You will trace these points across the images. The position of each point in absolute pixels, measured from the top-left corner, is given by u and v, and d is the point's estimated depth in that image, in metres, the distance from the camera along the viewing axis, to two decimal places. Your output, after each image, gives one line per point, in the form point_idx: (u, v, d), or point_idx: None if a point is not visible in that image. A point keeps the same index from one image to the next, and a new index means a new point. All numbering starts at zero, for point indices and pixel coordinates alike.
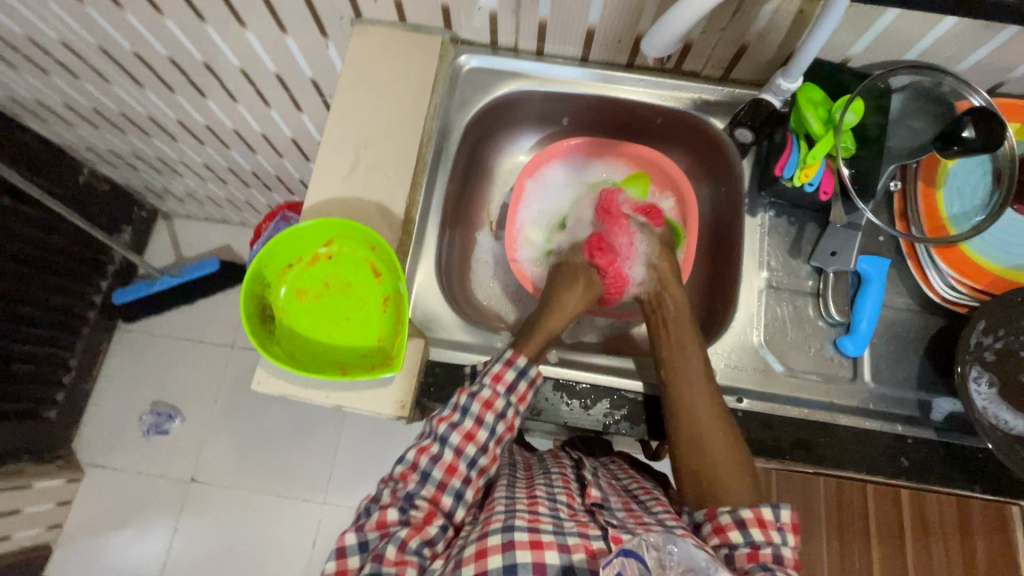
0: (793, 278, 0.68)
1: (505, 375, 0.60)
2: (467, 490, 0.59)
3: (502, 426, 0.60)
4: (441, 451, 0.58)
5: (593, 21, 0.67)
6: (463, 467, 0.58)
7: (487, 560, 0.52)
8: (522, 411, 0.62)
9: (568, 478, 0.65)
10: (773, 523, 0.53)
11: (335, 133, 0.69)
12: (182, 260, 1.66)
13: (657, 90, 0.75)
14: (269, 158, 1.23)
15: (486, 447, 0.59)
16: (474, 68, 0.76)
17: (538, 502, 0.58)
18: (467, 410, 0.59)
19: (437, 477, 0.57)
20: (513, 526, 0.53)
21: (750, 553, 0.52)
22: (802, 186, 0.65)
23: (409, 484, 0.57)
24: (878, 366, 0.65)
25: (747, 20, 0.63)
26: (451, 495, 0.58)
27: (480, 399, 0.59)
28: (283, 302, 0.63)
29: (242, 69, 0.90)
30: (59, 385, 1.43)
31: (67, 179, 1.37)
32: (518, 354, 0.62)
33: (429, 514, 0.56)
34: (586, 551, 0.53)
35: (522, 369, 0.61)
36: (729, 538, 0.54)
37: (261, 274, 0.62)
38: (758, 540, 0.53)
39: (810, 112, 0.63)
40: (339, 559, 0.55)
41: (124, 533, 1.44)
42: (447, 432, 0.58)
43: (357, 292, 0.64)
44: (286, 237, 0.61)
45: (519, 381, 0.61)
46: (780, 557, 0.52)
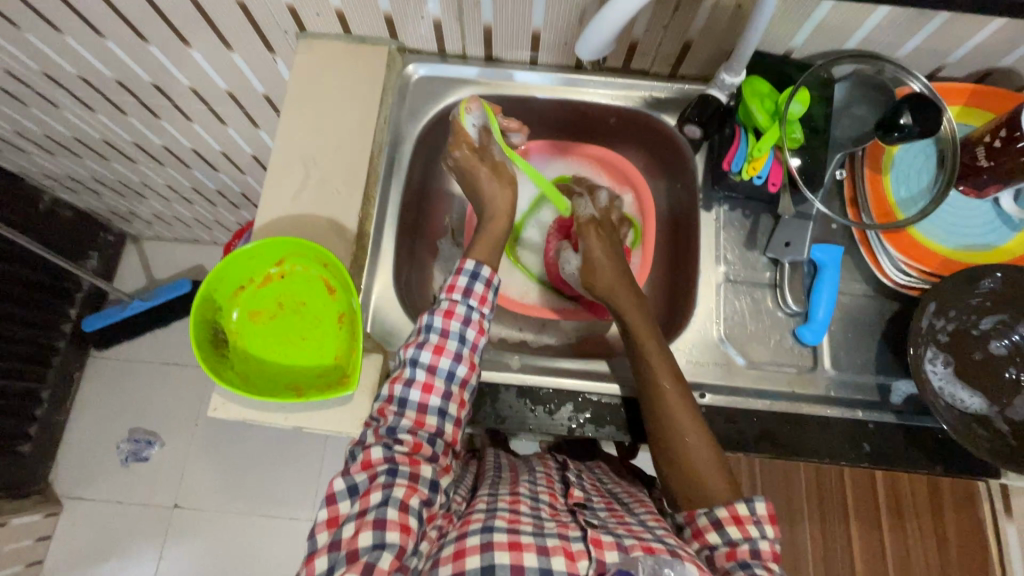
0: (750, 270, 0.68)
1: (459, 283, 0.62)
2: (450, 406, 0.59)
3: (472, 332, 0.61)
4: (414, 374, 0.58)
5: (537, 25, 0.67)
6: (441, 382, 0.58)
7: (464, 561, 0.51)
8: (487, 315, 0.63)
9: (552, 479, 0.66)
10: (750, 518, 0.53)
11: (284, 149, 0.68)
12: (154, 283, 1.63)
13: (607, 90, 0.75)
14: (231, 175, 1.22)
15: (461, 356, 0.59)
16: (424, 77, 0.76)
17: (519, 502, 0.58)
18: (430, 326, 0.60)
19: (416, 399, 0.58)
20: (492, 527, 0.53)
21: (728, 553, 0.53)
22: (752, 179, 0.66)
23: (389, 419, 0.57)
24: (837, 353, 0.65)
25: (687, 17, 0.63)
26: (434, 415, 0.58)
27: (442, 311, 0.60)
28: (236, 325, 0.63)
29: (193, 89, 0.89)
30: (31, 418, 1.39)
31: (27, 208, 1.33)
32: (466, 260, 0.64)
33: (416, 447, 0.56)
34: (565, 553, 0.52)
35: (474, 273, 0.63)
36: (708, 541, 0.54)
37: (212, 297, 0.61)
38: (735, 538, 0.53)
39: (755, 105, 0.63)
40: (330, 508, 0.54)
41: (108, 564, 1.41)
42: (417, 352, 0.59)
43: (312, 310, 0.64)
44: (234, 259, 0.60)
45: (473, 284, 0.62)
46: (758, 552, 0.52)
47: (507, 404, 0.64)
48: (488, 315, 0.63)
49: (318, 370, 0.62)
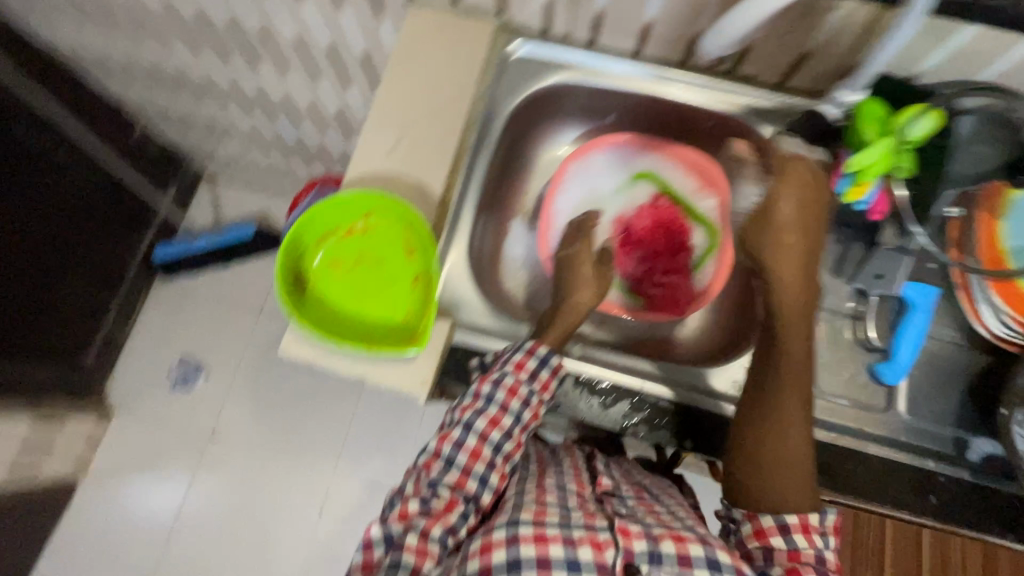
0: (832, 297, 0.66)
1: (527, 363, 0.59)
2: (492, 476, 0.59)
3: (529, 413, 0.60)
4: (465, 437, 0.58)
5: (651, 16, 0.66)
6: (488, 452, 0.58)
7: (491, 555, 0.52)
8: (546, 400, 0.61)
9: (579, 468, 0.66)
10: (817, 528, 0.53)
11: (382, 108, 0.69)
12: (221, 223, 1.71)
13: (707, 93, 0.73)
14: (313, 130, 1.26)
15: (511, 433, 0.59)
16: (526, 55, 0.75)
17: (546, 493, 0.58)
18: (491, 398, 0.59)
19: (461, 462, 0.58)
20: (518, 521, 0.53)
21: (790, 555, 0.52)
22: (852, 204, 0.62)
23: (432, 473, 0.57)
24: (914, 397, 0.62)
25: (812, 27, 0.60)
26: (476, 481, 0.58)
27: (505, 387, 0.58)
28: (317, 270, 0.65)
29: (298, 40, 0.91)
30: (97, 331, 1.49)
31: (122, 135, 1.41)
32: (539, 344, 0.60)
33: (451, 503, 0.56)
34: (592, 543, 0.52)
35: (544, 359, 0.60)
36: (769, 542, 0.53)
37: (298, 240, 0.63)
38: (801, 545, 0.52)
39: (868, 128, 0.60)
40: (364, 553, 0.56)
41: (144, 478, 1.49)
42: (472, 418, 0.58)
43: (390, 266, 0.65)
44: (326, 207, 0.62)
45: (541, 370, 0.59)
46: (824, 561, 0.52)
47: (563, 390, 0.64)
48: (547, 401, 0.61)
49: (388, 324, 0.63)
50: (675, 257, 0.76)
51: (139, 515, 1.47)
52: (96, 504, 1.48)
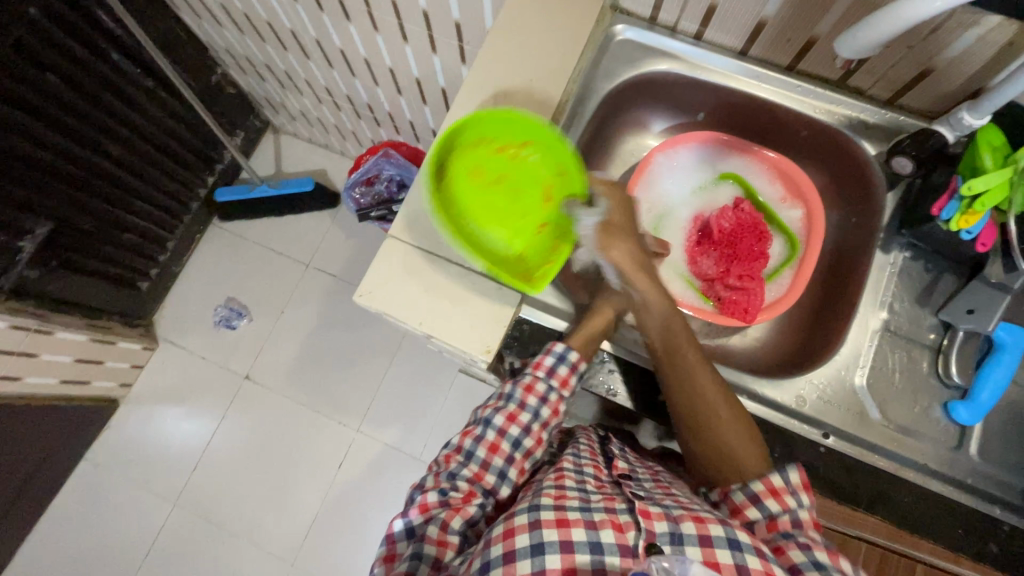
0: (915, 327, 0.64)
1: (544, 362, 0.61)
2: (511, 470, 0.61)
3: (547, 411, 0.61)
4: (483, 432, 0.61)
5: (767, 14, 0.64)
6: (507, 446, 0.60)
7: (514, 540, 0.51)
8: (567, 397, 0.62)
9: (595, 450, 0.65)
10: (785, 490, 0.53)
11: (479, 76, 0.70)
12: (281, 175, 1.75)
13: (810, 100, 0.71)
14: (387, 93, 1.27)
15: (530, 429, 0.61)
16: (627, 39, 0.74)
17: (564, 476, 0.58)
18: (510, 395, 0.61)
19: (481, 456, 0.60)
20: (539, 505, 0.53)
21: (769, 525, 0.53)
22: (957, 232, 0.59)
23: (452, 465, 0.60)
24: (985, 441, 0.60)
25: (943, 42, 0.58)
26: (495, 474, 0.60)
27: (523, 385, 0.61)
28: (461, 170, 0.66)
29: (393, 1, 0.92)
30: (155, 262, 1.55)
31: (203, 76, 1.46)
32: (557, 341, 0.62)
33: (469, 494, 0.58)
34: (613, 525, 0.52)
35: (561, 355, 0.61)
36: (747, 517, 0.54)
37: (461, 136, 0.63)
38: (774, 510, 0.53)
39: (987, 154, 0.57)
40: (389, 544, 0.59)
41: (180, 407, 1.56)
42: (491, 415, 0.61)
43: (527, 202, 0.69)
44: (506, 119, 0.62)
45: (559, 366, 0.61)
46: (799, 522, 0.52)
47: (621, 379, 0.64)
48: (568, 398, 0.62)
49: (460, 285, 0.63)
50: (751, 263, 0.72)
51: (171, 441, 1.54)
52: (133, 424, 1.55)
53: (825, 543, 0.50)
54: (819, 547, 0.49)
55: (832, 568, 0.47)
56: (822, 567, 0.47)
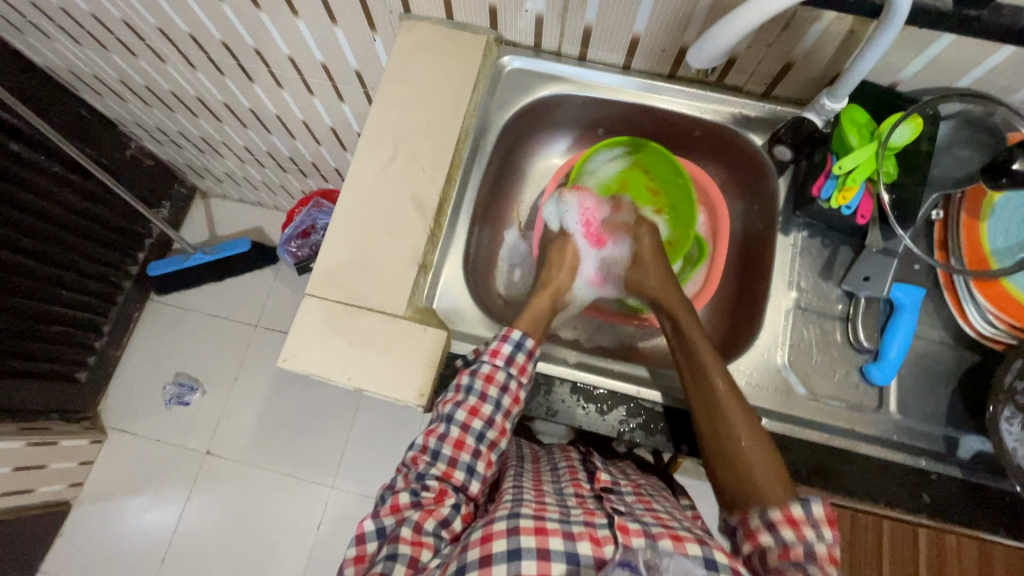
0: (823, 300, 0.67)
1: (502, 350, 0.61)
2: (479, 464, 0.60)
3: (508, 400, 0.61)
4: (447, 430, 0.59)
5: (638, 30, 0.67)
6: (472, 441, 0.60)
7: (491, 546, 0.50)
8: (525, 384, 0.62)
9: (576, 470, 0.65)
10: (805, 521, 0.50)
11: (376, 123, 0.70)
12: (216, 239, 1.70)
13: (697, 102, 0.75)
14: (308, 145, 1.26)
15: (493, 420, 0.60)
16: (516, 69, 0.77)
17: (544, 494, 0.57)
18: (470, 388, 0.60)
19: (447, 454, 0.59)
20: (519, 513, 0.52)
21: (781, 554, 0.50)
22: (839, 209, 0.64)
23: (420, 466, 0.59)
24: (904, 398, 0.64)
25: (796, 37, 0.62)
26: (463, 470, 0.59)
27: (481, 375, 0.60)
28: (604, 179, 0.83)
29: (291, 58, 0.92)
30: (91, 349, 1.48)
31: (116, 153, 1.42)
32: (512, 329, 0.63)
33: (440, 493, 0.58)
34: (591, 538, 0.51)
35: (519, 343, 0.62)
36: (760, 542, 0.51)
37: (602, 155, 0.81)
38: (789, 540, 0.49)
39: (853, 134, 0.63)
40: (358, 546, 0.57)
41: (139, 497, 1.48)
42: (452, 410, 0.59)
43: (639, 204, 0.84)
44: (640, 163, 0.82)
45: (516, 354, 0.61)
46: (814, 555, 0.49)
47: (560, 397, 0.65)
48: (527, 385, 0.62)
49: (383, 332, 0.63)
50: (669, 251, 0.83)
51: (135, 534, 1.45)
52: (91, 524, 1.46)
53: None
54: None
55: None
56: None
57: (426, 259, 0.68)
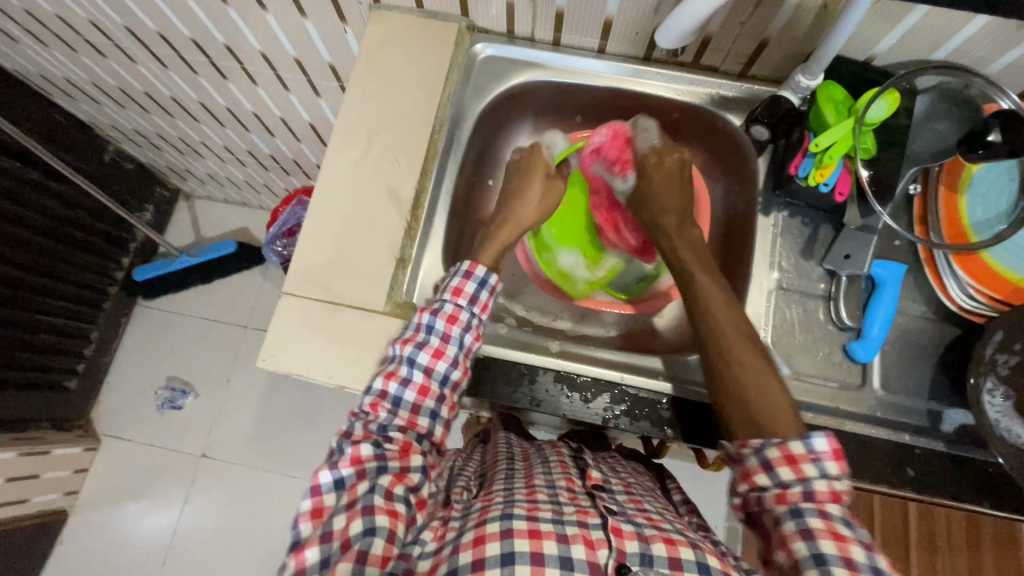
0: (805, 280, 0.67)
1: (465, 288, 0.62)
2: (442, 409, 0.59)
3: (470, 336, 0.61)
4: (411, 374, 0.58)
5: (611, 12, 0.66)
6: (436, 386, 0.59)
7: (485, 548, 0.49)
8: (484, 322, 0.64)
9: (567, 465, 0.65)
10: (805, 459, 0.50)
11: (349, 117, 0.69)
12: (201, 241, 1.69)
13: (674, 84, 0.74)
14: (287, 142, 1.24)
15: (457, 361, 0.60)
16: (490, 57, 0.76)
17: (536, 491, 0.56)
18: (432, 328, 0.60)
19: (409, 400, 0.57)
20: (511, 515, 0.51)
21: (778, 494, 0.50)
22: (817, 186, 0.64)
23: (381, 415, 0.56)
24: (888, 374, 0.64)
25: (769, 14, 0.61)
26: (426, 417, 0.58)
27: (445, 314, 0.60)
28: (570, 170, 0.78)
29: (263, 53, 0.90)
30: (79, 356, 1.46)
31: (94, 157, 1.39)
32: (475, 265, 0.64)
33: (406, 446, 0.56)
34: (585, 541, 0.50)
35: (482, 280, 0.63)
36: (756, 482, 0.51)
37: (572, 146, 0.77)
38: (786, 480, 0.50)
39: (829, 111, 0.62)
40: (314, 498, 0.53)
41: (137, 503, 1.47)
42: (415, 353, 0.58)
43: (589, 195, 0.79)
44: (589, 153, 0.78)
45: (480, 292, 0.63)
46: (812, 494, 0.49)
47: (543, 387, 0.64)
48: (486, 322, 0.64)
49: (362, 330, 0.63)
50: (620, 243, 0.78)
51: (134, 539, 1.45)
52: (89, 531, 1.45)
53: (836, 526, 0.48)
54: (825, 536, 0.47)
55: (836, 559, 0.46)
56: (823, 561, 0.46)
57: (404, 253, 0.68)
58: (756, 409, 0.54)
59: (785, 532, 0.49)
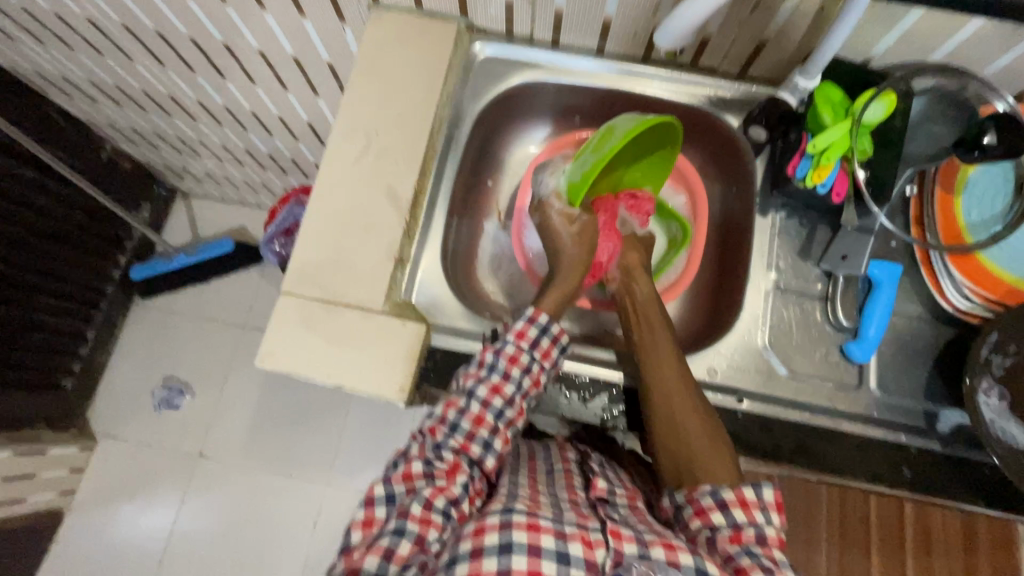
0: (802, 281, 0.67)
1: (528, 332, 0.61)
2: (495, 441, 0.59)
3: (529, 382, 0.60)
4: (467, 404, 0.58)
5: (610, 13, 0.66)
6: (491, 418, 0.58)
7: (484, 538, 0.49)
8: (547, 369, 0.62)
9: (572, 473, 0.65)
10: (755, 504, 0.53)
11: (348, 117, 0.69)
12: (199, 240, 1.68)
13: (672, 85, 0.74)
14: (285, 142, 1.23)
15: (513, 401, 0.59)
16: (489, 57, 0.76)
17: (539, 495, 0.57)
18: (492, 365, 0.59)
19: (465, 428, 0.58)
20: (512, 508, 0.51)
21: (732, 535, 0.51)
22: (814, 187, 0.64)
23: (437, 438, 0.58)
24: (884, 374, 0.64)
25: (767, 16, 0.62)
26: (480, 446, 0.58)
27: (505, 355, 0.60)
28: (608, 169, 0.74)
29: (261, 52, 0.90)
30: (75, 355, 1.46)
31: (91, 155, 1.39)
32: (540, 312, 0.62)
33: (454, 466, 0.57)
34: (583, 541, 0.50)
35: (544, 327, 0.62)
36: (710, 520, 0.52)
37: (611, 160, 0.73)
38: (740, 521, 0.52)
39: (827, 113, 0.62)
40: (367, 509, 0.55)
41: (133, 503, 1.47)
42: (474, 386, 0.59)
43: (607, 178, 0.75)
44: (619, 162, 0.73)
45: (541, 338, 0.61)
46: (763, 537, 0.51)
47: (541, 387, 0.64)
48: (549, 370, 0.62)
49: (361, 329, 0.63)
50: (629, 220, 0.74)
51: (130, 539, 1.44)
52: (85, 531, 1.45)
53: (783, 569, 0.50)
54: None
55: None
56: None
57: (403, 253, 0.68)
58: (682, 453, 0.57)
59: (741, 564, 0.49)
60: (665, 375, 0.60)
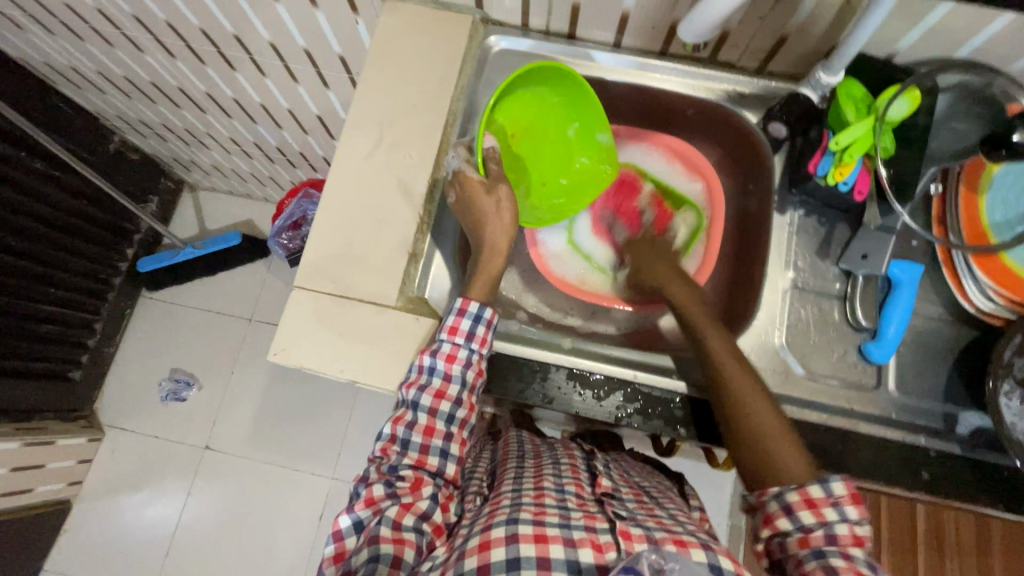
0: (820, 280, 0.66)
1: (460, 325, 0.59)
2: (452, 446, 0.60)
3: (472, 374, 0.60)
4: (415, 416, 0.58)
5: (628, 6, 0.65)
6: (442, 424, 0.59)
7: (489, 554, 0.49)
8: (487, 355, 0.61)
9: (579, 469, 0.64)
10: (825, 501, 0.48)
11: (361, 110, 0.68)
12: (206, 232, 1.68)
13: (690, 80, 0.73)
14: (294, 135, 1.23)
15: (461, 399, 0.59)
16: (504, 50, 0.75)
17: (544, 494, 0.56)
18: (433, 369, 0.58)
19: (418, 441, 0.58)
20: (517, 519, 0.51)
21: (801, 538, 0.49)
22: (835, 186, 0.63)
23: (392, 457, 0.58)
24: (903, 375, 0.63)
25: (790, 9, 0.60)
26: (437, 455, 0.59)
27: (442, 355, 0.58)
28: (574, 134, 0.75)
29: (272, 44, 0.89)
30: (83, 347, 1.46)
31: (99, 147, 1.38)
32: (468, 301, 0.60)
33: (417, 481, 0.56)
34: (593, 545, 0.50)
35: (476, 316, 0.60)
36: (778, 526, 0.50)
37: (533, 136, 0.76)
38: (809, 523, 0.48)
39: (850, 109, 0.62)
40: (337, 543, 0.54)
41: (140, 494, 1.47)
42: (418, 395, 0.58)
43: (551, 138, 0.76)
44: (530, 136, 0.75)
45: (475, 327, 0.59)
46: (835, 538, 0.48)
47: (555, 384, 0.64)
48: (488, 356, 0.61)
49: (374, 324, 0.62)
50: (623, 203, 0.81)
51: (137, 530, 1.45)
52: (92, 521, 1.46)
53: (863, 571, 0.46)
54: None
55: None
56: None
57: (416, 248, 0.67)
58: (764, 459, 0.53)
59: (807, 573, 0.48)
60: (728, 367, 0.58)
